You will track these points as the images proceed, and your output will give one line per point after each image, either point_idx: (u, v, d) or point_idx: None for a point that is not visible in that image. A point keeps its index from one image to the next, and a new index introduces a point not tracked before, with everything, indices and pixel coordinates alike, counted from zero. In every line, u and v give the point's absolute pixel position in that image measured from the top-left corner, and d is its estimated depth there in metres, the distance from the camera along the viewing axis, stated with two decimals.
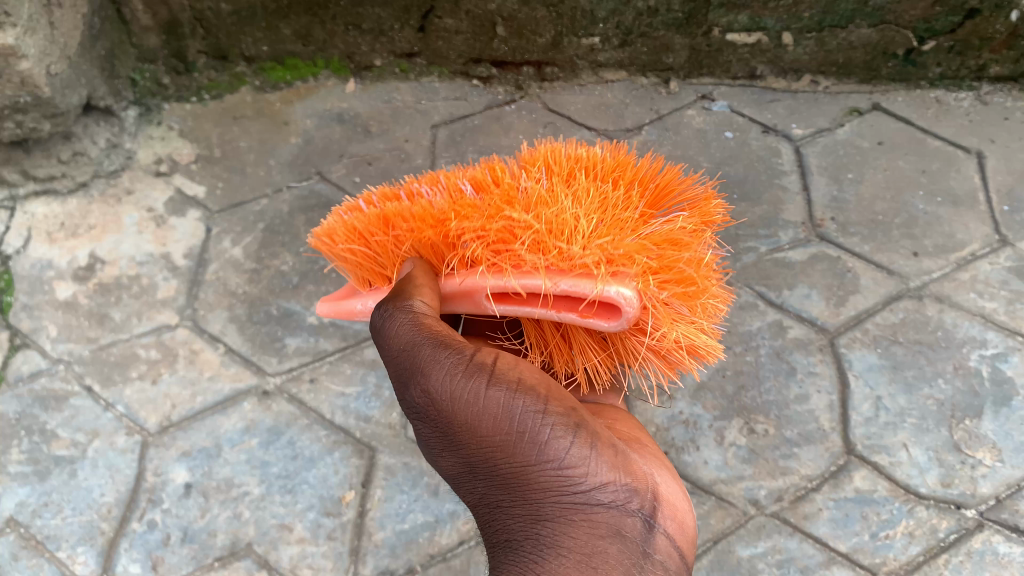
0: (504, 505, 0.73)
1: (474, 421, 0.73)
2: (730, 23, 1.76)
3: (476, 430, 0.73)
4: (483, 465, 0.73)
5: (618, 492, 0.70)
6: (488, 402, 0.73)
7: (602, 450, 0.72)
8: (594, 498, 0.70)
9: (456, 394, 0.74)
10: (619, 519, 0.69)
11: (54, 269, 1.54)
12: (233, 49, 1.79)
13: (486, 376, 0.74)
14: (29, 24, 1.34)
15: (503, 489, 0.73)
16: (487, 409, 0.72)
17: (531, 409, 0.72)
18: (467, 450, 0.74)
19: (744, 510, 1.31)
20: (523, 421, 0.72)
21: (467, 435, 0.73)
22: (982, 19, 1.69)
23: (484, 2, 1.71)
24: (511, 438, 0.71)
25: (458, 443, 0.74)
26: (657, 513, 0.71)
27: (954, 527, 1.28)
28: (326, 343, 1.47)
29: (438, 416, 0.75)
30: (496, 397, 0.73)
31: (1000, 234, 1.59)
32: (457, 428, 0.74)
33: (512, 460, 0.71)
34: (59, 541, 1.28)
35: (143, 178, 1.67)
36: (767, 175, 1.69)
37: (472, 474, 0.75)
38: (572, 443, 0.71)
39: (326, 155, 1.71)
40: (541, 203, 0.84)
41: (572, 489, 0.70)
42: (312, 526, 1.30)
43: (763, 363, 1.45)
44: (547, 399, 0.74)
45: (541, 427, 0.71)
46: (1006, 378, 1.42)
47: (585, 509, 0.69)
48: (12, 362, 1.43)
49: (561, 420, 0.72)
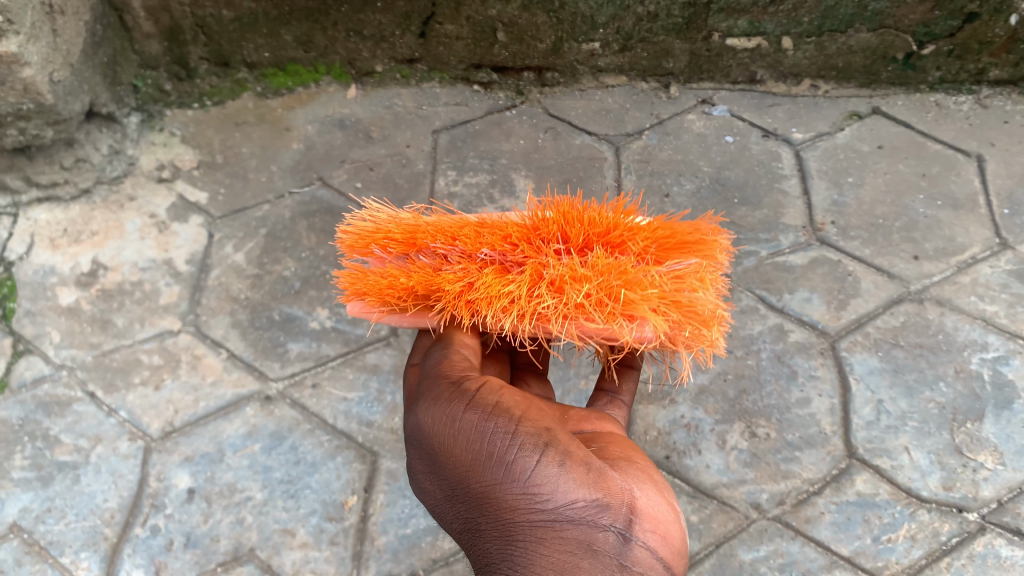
0: (482, 526, 0.76)
1: (450, 447, 0.76)
2: (730, 28, 1.76)
3: (453, 457, 0.76)
4: (461, 489, 0.77)
5: (586, 508, 0.71)
6: (462, 427, 0.76)
7: (575, 467, 0.73)
8: (563, 514, 0.71)
9: (438, 425, 0.78)
10: (588, 534, 0.71)
11: (57, 275, 1.54)
12: (235, 56, 1.80)
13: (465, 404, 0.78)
14: (31, 31, 1.35)
15: (480, 513, 0.75)
16: (462, 436, 0.76)
17: (502, 431, 0.75)
18: (448, 476, 0.78)
19: (746, 513, 1.31)
20: (495, 444, 0.74)
21: (447, 461, 0.77)
22: (981, 23, 1.70)
23: (484, 7, 1.72)
24: (483, 461, 0.75)
25: (441, 470, 0.78)
26: (633, 526, 0.72)
27: (956, 531, 1.29)
28: (328, 348, 1.47)
29: (425, 445, 0.79)
30: (470, 423, 0.76)
31: (1000, 237, 1.59)
32: (438, 454, 0.78)
33: (483, 481, 0.74)
34: (62, 546, 1.28)
35: (146, 184, 1.67)
36: (767, 180, 1.69)
37: (454, 500, 0.78)
38: (540, 461, 0.73)
39: (327, 161, 1.72)
40: (572, 276, 0.87)
41: (542, 507, 0.72)
42: (314, 531, 1.30)
43: (763, 367, 1.45)
44: (520, 422, 0.76)
45: (512, 449, 0.74)
46: (1007, 381, 1.42)
47: (554, 525, 0.71)
48: (15, 368, 1.43)
49: (531, 440, 0.74)
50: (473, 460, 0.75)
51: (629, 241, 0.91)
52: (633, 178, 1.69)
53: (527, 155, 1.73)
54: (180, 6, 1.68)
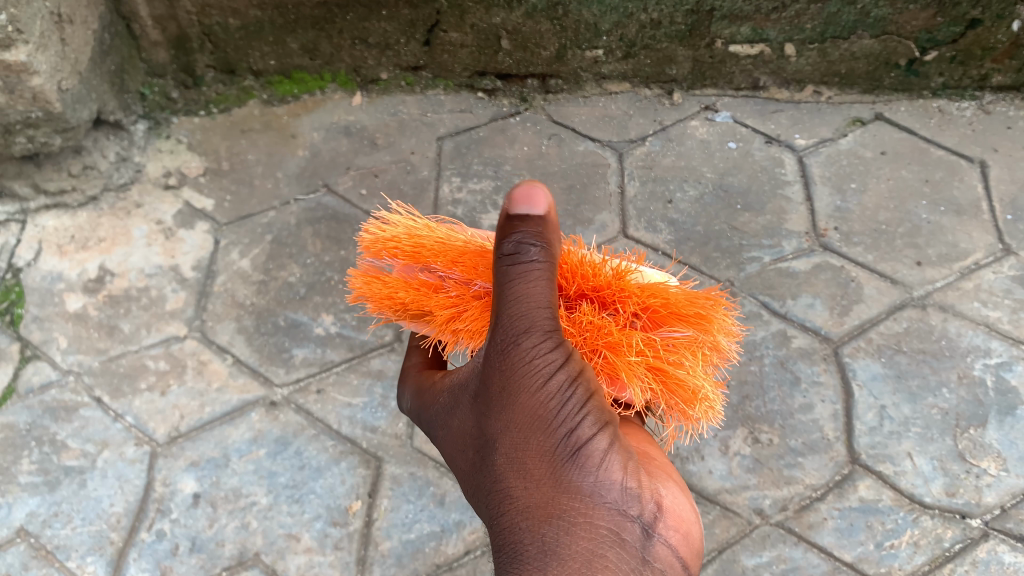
0: (517, 486, 0.71)
1: (525, 389, 0.72)
2: (732, 35, 1.77)
3: (522, 399, 0.72)
4: (516, 435, 0.73)
5: (624, 495, 0.70)
6: (546, 375, 0.72)
7: (622, 453, 0.73)
8: (601, 494, 0.69)
9: (524, 358, 0.71)
10: (620, 521, 0.68)
11: (64, 281, 1.56)
12: (241, 64, 1.81)
13: (559, 352, 0.73)
14: (40, 41, 1.37)
15: (522, 473, 0.72)
16: (543, 381, 0.71)
17: (575, 397, 0.72)
18: (509, 416, 0.73)
19: (749, 519, 1.32)
20: (569, 405, 0.72)
21: (513, 401, 0.73)
22: (983, 29, 1.71)
23: (488, 15, 1.73)
24: (552, 415, 0.71)
25: (501, 407, 0.74)
26: (658, 525, 0.71)
27: (959, 537, 1.29)
28: (333, 354, 1.48)
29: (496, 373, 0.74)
30: (557, 375, 0.72)
31: (1004, 243, 1.59)
32: (506, 390, 0.73)
33: (541, 440, 0.71)
34: (69, 550, 1.29)
35: (153, 191, 1.69)
36: (770, 186, 1.70)
37: (501, 441, 0.74)
38: (598, 436, 0.72)
39: (332, 168, 1.73)
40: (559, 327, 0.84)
41: (586, 480, 0.70)
42: (319, 535, 1.31)
43: (767, 372, 1.45)
44: (594, 394, 0.74)
45: (582, 416, 0.72)
46: (1011, 387, 1.43)
47: (590, 503, 0.68)
48: (23, 374, 1.45)
49: (598, 415, 0.73)
50: (539, 410, 0.72)
51: (625, 305, 0.87)
52: (637, 184, 1.70)
53: (531, 162, 1.74)
54: (187, 15, 1.70)
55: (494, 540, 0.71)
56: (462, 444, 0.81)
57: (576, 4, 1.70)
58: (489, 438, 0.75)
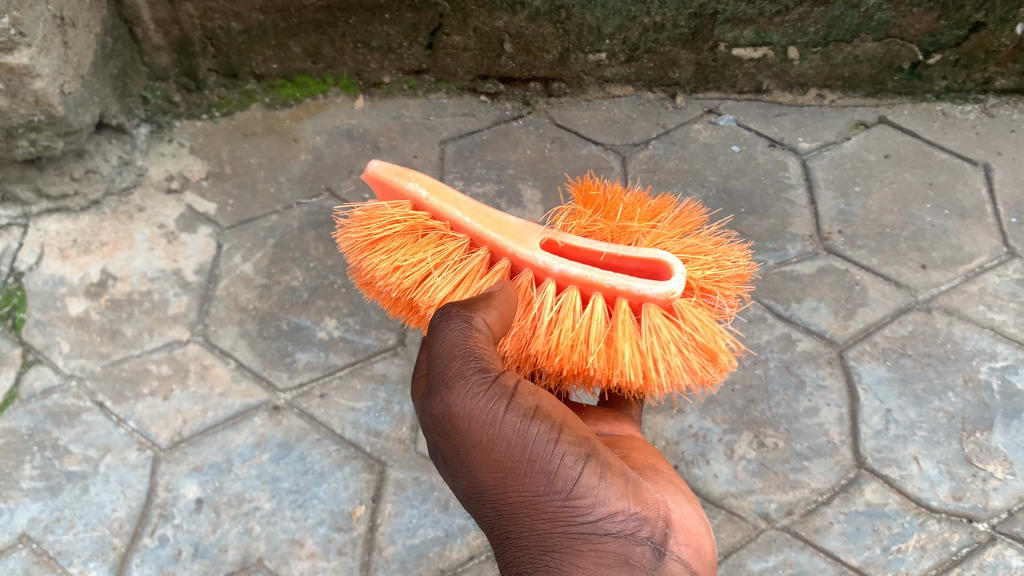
0: (513, 535, 0.74)
1: (490, 444, 0.75)
2: (736, 39, 1.77)
3: (490, 456, 0.75)
4: (492, 492, 0.75)
5: (627, 522, 0.73)
6: (506, 427, 0.75)
7: (613, 479, 0.75)
8: (603, 528, 0.72)
9: (474, 414, 0.76)
10: (628, 548, 0.72)
11: (66, 285, 1.55)
12: (243, 67, 1.81)
13: (504, 399, 0.77)
14: (42, 44, 1.36)
15: (512, 521, 0.74)
16: (502, 432, 0.75)
17: (543, 437, 0.74)
18: (479, 474, 0.76)
19: (755, 524, 1.31)
20: (538, 447, 0.74)
21: (479, 458, 0.75)
22: (987, 33, 1.71)
23: (491, 19, 1.73)
24: (526, 463, 0.74)
25: (469, 466, 0.76)
26: (669, 541, 0.74)
27: (966, 541, 1.28)
28: (336, 358, 1.47)
29: (454, 432, 0.77)
30: (514, 422, 0.75)
31: (1008, 246, 1.59)
32: (470, 449, 0.76)
33: (521, 488, 0.74)
34: (71, 556, 1.28)
35: (155, 195, 1.68)
36: (774, 189, 1.70)
37: (480, 499, 0.76)
38: (584, 472, 0.73)
39: (335, 172, 1.72)
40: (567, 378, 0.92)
41: (584, 520, 0.72)
42: (323, 540, 1.30)
43: (772, 376, 1.45)
44: (560, 426, 0.76)
45: (556, 455, 0.74)
46: (1017, 391, 1.42)
47: (592, 538, 0.72)
48: (25, 379, 1.44)
49: (574, 449, 0.74)
50: (509, 463, 0.74)
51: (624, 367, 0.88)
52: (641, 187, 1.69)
53: (534, 165, 1.74)
54: (190, 19, 1.70)
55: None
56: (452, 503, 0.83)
57: (580, 8, 1.69)
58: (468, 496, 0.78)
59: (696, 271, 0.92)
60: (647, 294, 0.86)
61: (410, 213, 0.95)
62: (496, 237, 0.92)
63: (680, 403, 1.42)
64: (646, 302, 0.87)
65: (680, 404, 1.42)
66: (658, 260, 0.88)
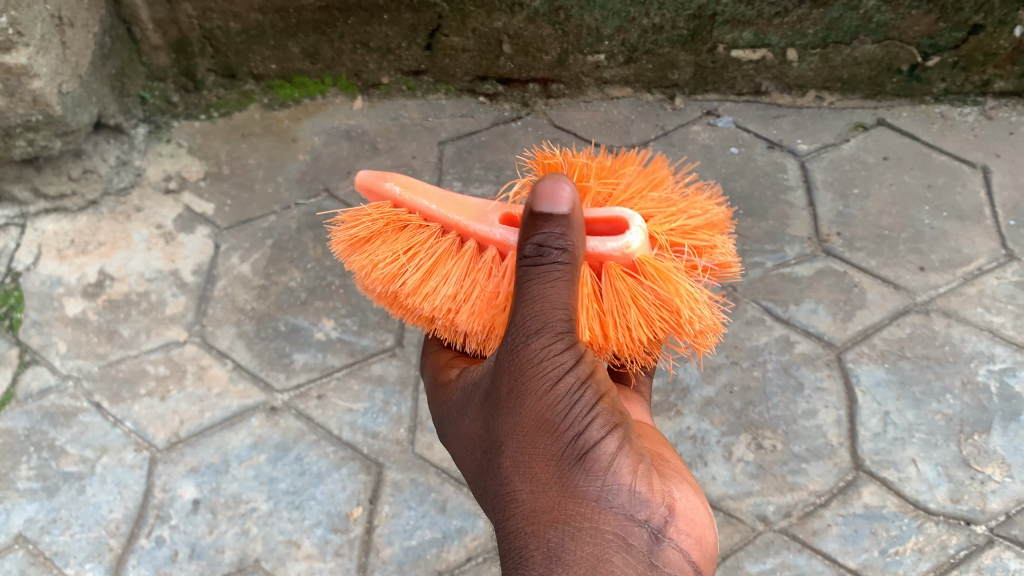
0: (524, 489, 0.75)
1: (535, 394, 0.76)
2: (734, 40, 1.76)
3: (534, 404, 0.76)
4: (526, 437, 0.76)
5: (634, 500, 0.73)
6: (554, 382, 0.76)
7: (631, 456, 0.76)
8: (609, 499, 0.72)
9: (540, 361, 0.77)
10: (628, 527, 0.71)
11: (63, 286, 1.55)
12: (242, 68, 1.81)
13: (569, 356, 0.78)
14: (40, 44, 1.36)
15: (528, 474, 0.75)
16: (554, 384, 0.76)
17: (585, 401, 0.76)
18: (519, 419, 0.77)
19: (752, 526, 1.31)
20: (579, 408, 0.76)
21: (525, 403, 0.77)
22: (986, 35, 1.70)
23: (490, 20, 1.72)
24: (560, 418, 0.75)
25: (512, 409, 0.78)
26: (667, 529, 0.73)
27: (964, 543, 1.28)
28: (334, 359, 1.47)
29: (512, 374, 0.78)
30: (566, 379, 0.76)
31: (1007, 249, 1.59)
32: (519, 393, 0.77)
33: (547, 443, 0.75)
34: (67, 557, 1.28)
35: (153, 196, 1.68)
36: (773, 191, 1.69)
37: (510, 444, 0.77)
38: (608, 441, 0.75)
39: (333, 172, 1.72)
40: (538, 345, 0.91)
41: (594, 485, 0.73)
42: (320, 542, 1.30)
43: (770, 378, 1.45)
44: (604, 397, 0.78)
45: (590, 418, 0.75)
46: (1015, 393, 1.42)
47: (597, 506, 0.72)
48: (22, 379, 1.44)
49: (607, 418, 0.76)
50: (548, 413, 0.75)
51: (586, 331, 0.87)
52: None
53: None
54: (188, 19, 1.69)
55: (499, 539, 0.75)
56: (472, 444, 0.83)
57: (579, 9, 1.69)
58: (497, 438, 0.78)
59: (659, 227, 0.91)
60: (601, 251, 0.85)
61: (387, 210, 0.95)
62: (461, 220, 0.91)
63: (678, 405, 1.42)
64: (605, 261, 0.86)
65: (678, 406, 1.42)
66: (617, 217, 0.87)
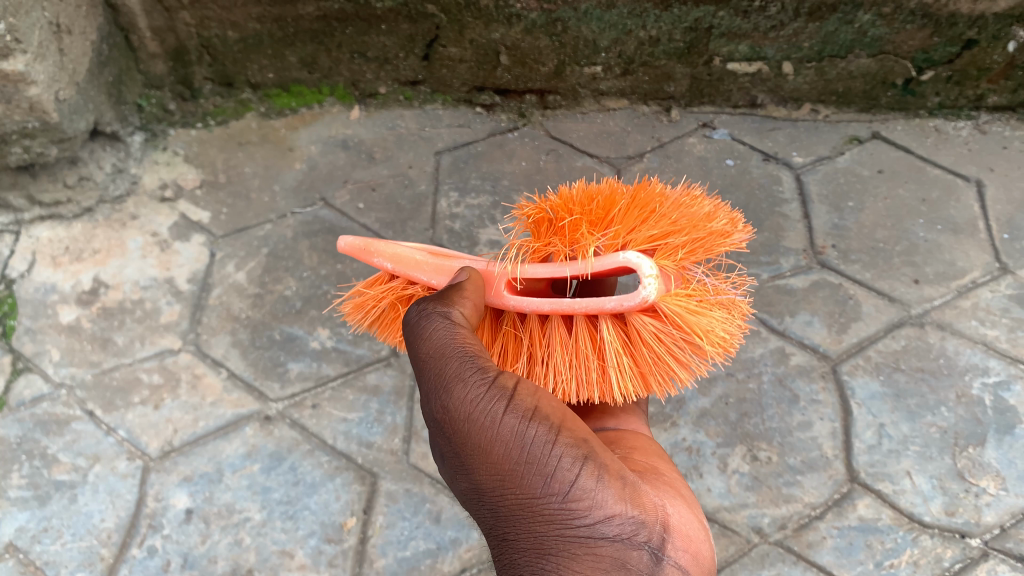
0: (511, 540, 0.75)
1: (487, 447, 0.76)
2: (730, 53, 1.77)
3: (489, 459, 0.76)
4: (491, 494, 0.76)
5: (624, 525, 0.72)
6: (502, 430, 0.76)
7: (612, 482, 0.74)
8: (600, 532, 0.72)
9: (473, 417, 0.77)
10: (625, 552, 0.71)
11: (57, 293, 1.54)
12: (240, 76, 1.81)
13: (503, 401, 0.77)
14: (39, 50, 1.36)
15: (509, 523, 0.75)
16: (500, 434, 0.76)
17: (542, 438, 0.75)
18: (478, 477, 0.77)
19: (748, 538, 1.31)
20: (536, 449, 0.75)
21: (478, 460, 0.76)
22: (979, 50, 1.72)
23: (487, 31, 1.73)
24: (521, 466, 0.75)
25: (469, 469, 0.78)
26: (666, 546, 0.73)
27: (960, 556, 1.28)
28: (329, 368, 1.47)
29: (459, 434, 0.78)
30: (512, 422, 0.76)
31: (1000, 262, 1.60)
32: (469, 452, 0.77)
33: (517, 493, 0.75)
34: (58, 566, 1.27)
35: (148, 203, 1.67)
36: (768, 204, 1.70)
37: (480, 503, 0.77)
38: (580, 474, 0.74)
39: (330, 181, 1.72)
40: None
41: (579, 522, 0.72)
42: (313, 552, 1.29)
43: (765, 390, 1.45)
44: (560, 428, 0.77)
45: (554, 456, 0.74)
46: (1009, 406, 1.42)
47: (590, 543, 0.72)
48: (14, 387, 1.43)
49: (572, 452, 0.75)
50: (507, 464, 0.75)
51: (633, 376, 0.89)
52: None
53: (529, 177, 1.74)
54: (186, 27, 1.70)
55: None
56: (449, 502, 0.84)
57: (576, 21, 1.69)
58: (469, 497, 0.79)
59: (665, 258, 0.86)
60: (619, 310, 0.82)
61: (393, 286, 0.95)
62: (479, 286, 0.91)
63: (674, 416, 1.42)
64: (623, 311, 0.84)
65: (673, 417, 1.42)
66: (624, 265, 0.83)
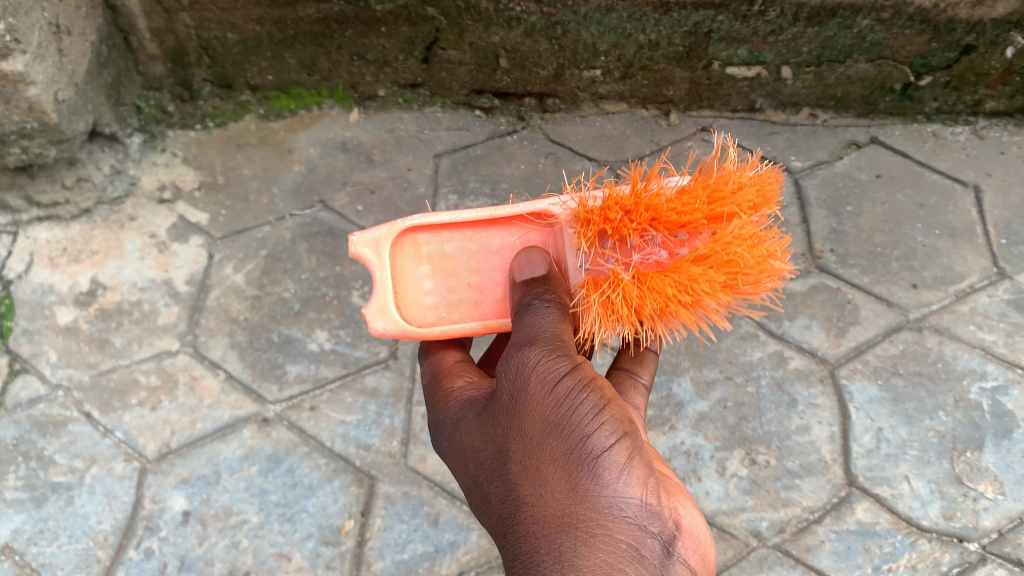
0: (530, 498, 0.72)
1: (538, 400, 0.75)
2: (730, 57, 1.77)
3: (537, 411, 0.75)
4: (526, 445, 0.74)
5: (642, 510, 0.70)
6: (557, 386, 0.76)
7: (640, 466, 0.73)
8: (620, 507, 0.70)
9: (536, 371, 0.77)
10: (639, 537, 0.69)
11: (55, 294, 1.54)
12: (239, 78, 1.81)
13: (565, 363, 0.77)
14: (37, 51, 1.36)
15: (533, 480, 0.72)
16: (554, 390, 0.75)
17: (589, 404, 0.75)
18: (520, 428, 0.75)
19: (745, 542, 1.31)
20: (583, 412, 0.74)
21: (526, 409, 0.75)
22: (977, 55, 1.72)
23: (487, 35, 1.73)
24: (565, 423, 0.73)
25: (513, 419, 0.76)
26: (675, 543, 0.71)
27: (956, 561, 1.28)
28: (327, 370, 1.46)
29: (516, 386, 0.77)
30: (568, 383, 0.76)
31: (999, 267, 1.60)
32: (520, 402, 0.76)
33: (554, 448, 0.73)
34: (54, 568, 1.27)
35: (146, 205, 1.67)
36: None
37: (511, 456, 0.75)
38: (615, 447, 0.72)
39: (329, 183, 1.72)
40: None
41: (604, 492, 0.70)
42: (311, 555, 1.29)
43: (763, 394, 1.45)
44: (609, 402, 0.76)
45: (598, 423, 0.73)
46: (1007, 411, 1.43)
47: (609, 515, 0.69)
48: (11, 388, 1.42)
49: (613, 424, 0.74)
50: (553, 418, 0.74)
51: None
52: None
53: (528, 180, 1.74)
54: (185, 29, 1.70)
55: (506, 548, 0.71)
56: (468, 457, 0.80)
57: (576, 24, 1.69)
58: (500, 448, 0.76)
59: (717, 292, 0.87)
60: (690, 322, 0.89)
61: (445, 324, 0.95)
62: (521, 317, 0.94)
63: (672, 419, 1.42)
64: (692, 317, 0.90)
65: (672, 420, 1.42)
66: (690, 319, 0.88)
